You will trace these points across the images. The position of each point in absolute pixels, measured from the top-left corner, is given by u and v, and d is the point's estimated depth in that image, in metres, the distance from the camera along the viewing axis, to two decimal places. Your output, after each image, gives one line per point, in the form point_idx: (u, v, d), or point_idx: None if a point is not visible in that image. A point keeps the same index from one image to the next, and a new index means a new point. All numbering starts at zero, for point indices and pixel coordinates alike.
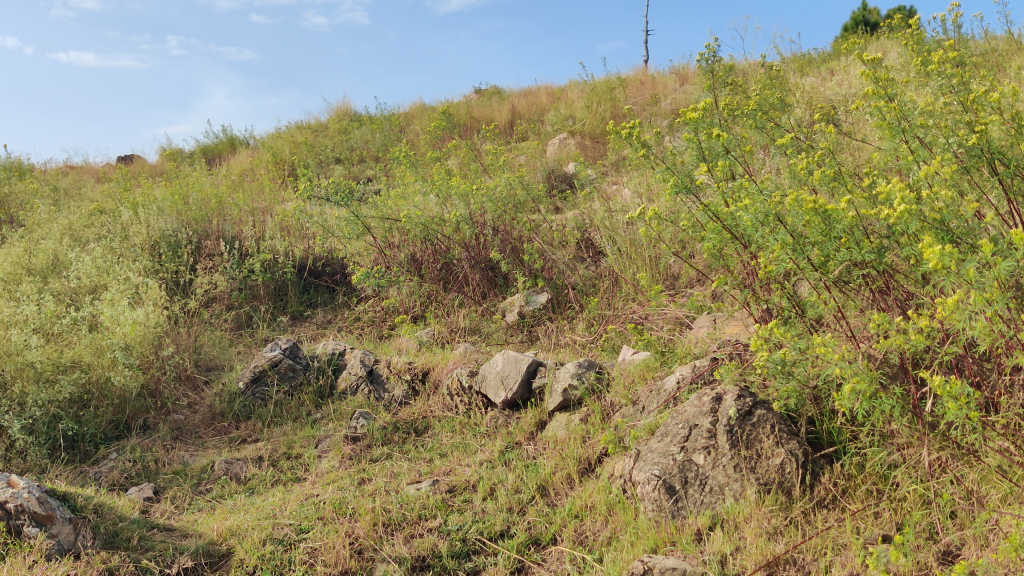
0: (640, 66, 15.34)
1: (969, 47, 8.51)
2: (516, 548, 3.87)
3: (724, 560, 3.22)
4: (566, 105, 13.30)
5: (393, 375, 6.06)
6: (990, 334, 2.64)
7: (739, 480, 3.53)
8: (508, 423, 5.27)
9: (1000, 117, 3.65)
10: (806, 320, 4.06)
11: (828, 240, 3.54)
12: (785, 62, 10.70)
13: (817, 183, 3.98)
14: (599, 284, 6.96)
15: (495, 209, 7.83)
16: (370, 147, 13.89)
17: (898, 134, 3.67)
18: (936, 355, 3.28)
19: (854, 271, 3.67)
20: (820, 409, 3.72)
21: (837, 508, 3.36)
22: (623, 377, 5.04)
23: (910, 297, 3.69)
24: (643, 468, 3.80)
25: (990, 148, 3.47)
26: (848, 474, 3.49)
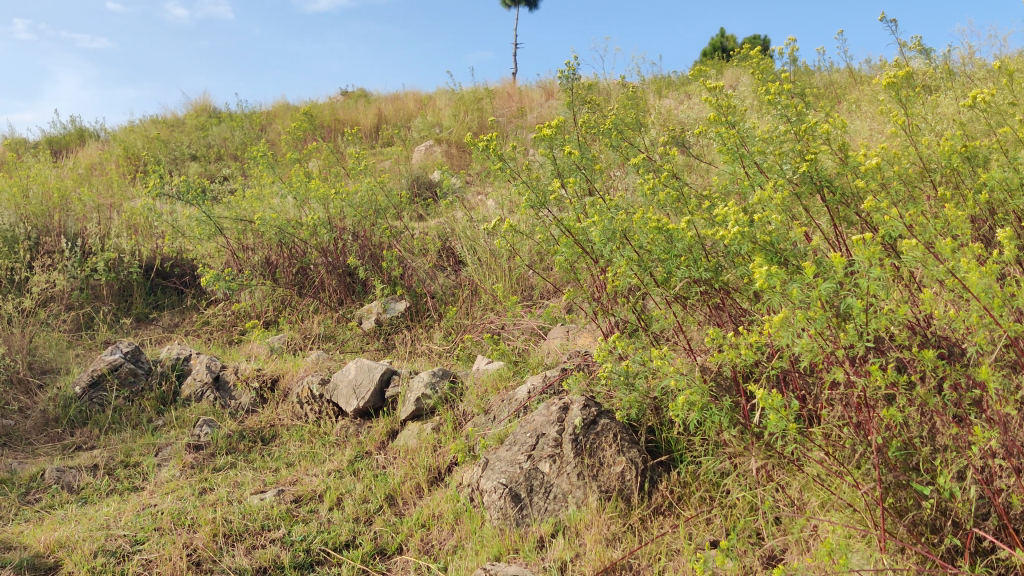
0: (509, 79, 15.52)
1: (816, 79, 9.02)
2: (360, 558, 3.85)
3: (563, 567, 3.31)
4: (433, 114, 13.30)
5: (240, 382, 5.90)
6: (811, 351, 2.79)
7: (581, 487, 3.61)
8: (359, 433, 5.22)
9: (831, 147, 3.87)
10: (651, 334, 4.20)
11: (669, 258, 3.69)
12: (645, 84, 11.04)
13: (663, 203, 4.13)
14: (458, 294, 6.99)
15: (355, 215, 7.76)
16: (228, 145, 13.51)
17: (738, 160, 3.85)
18: (765, 369, 3.45)
19: (693, 288, 3.83)
20: (659, 419, 3.85)
21: (672, 515, 3.49)
22: (476, 387, 5.07)
23: (745, 314, 3.87)
24: (490, 476, 3.85)
25: (819, 177, 3.67)
26: (684, 482, 3.62)
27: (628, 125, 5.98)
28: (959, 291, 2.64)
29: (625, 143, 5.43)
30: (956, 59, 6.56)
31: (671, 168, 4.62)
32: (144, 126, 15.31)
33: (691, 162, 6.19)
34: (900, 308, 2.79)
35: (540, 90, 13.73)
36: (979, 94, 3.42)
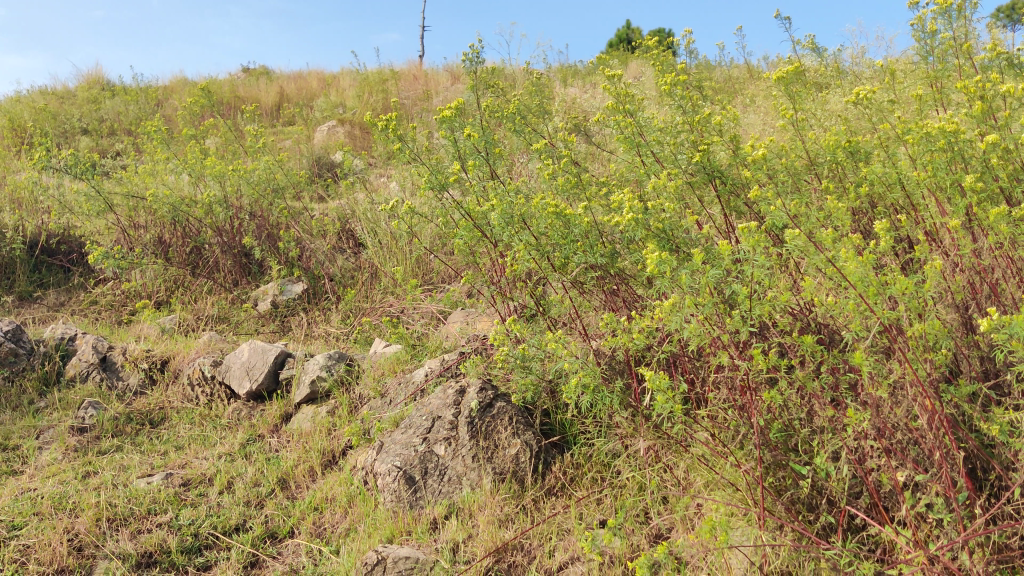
0: (415, 62, 15.39)
1: (716, 74, 9.23)
2: (250, 542, 3.80)
3: (456, 548, 3.33)
4: (336, 93, 13.11)
5: (128, 363, 5.72)
6: (698, 336, 2.87)
7: (476, 470, 3.63)
8: (251, 415, 5.13)
9: (724, 138, 3.97)
10: (547, 318, 4.24)
11: (566, 243, 3.73)
12: (551, 72, 11.10)
13: (562, 189, 4.17)
14: (358, 276, 6.93)
15: (253, 194, 7.59)
16: (122, 119, 13.02)
17: (634, 148, 3.90)
18: (656, 354, 3.52)
19: (589, 273, 3.88)
20: (555, 402, 3.90)
21: (564, 495, 3.54)
22: (372, 370, 5.04)
23: (639, 299, 3.95)
24: (385, 459, 3.84)
25: (712, 167, 3.76)
26: (576, 464, 3.68)
27: (530, 111, 6.01)
28: (838, 279, 2.75)
29: (526, 128, 5.46)
30: (845, 58, 6.80)
31: (571, 154, 4.67)
32: (31, 97, 14.63)
33: (592, 149, 6.26)
34: (783, 295, 2.89)
35: (446, 73, 13.67)
36: (862, 91, 3.56)
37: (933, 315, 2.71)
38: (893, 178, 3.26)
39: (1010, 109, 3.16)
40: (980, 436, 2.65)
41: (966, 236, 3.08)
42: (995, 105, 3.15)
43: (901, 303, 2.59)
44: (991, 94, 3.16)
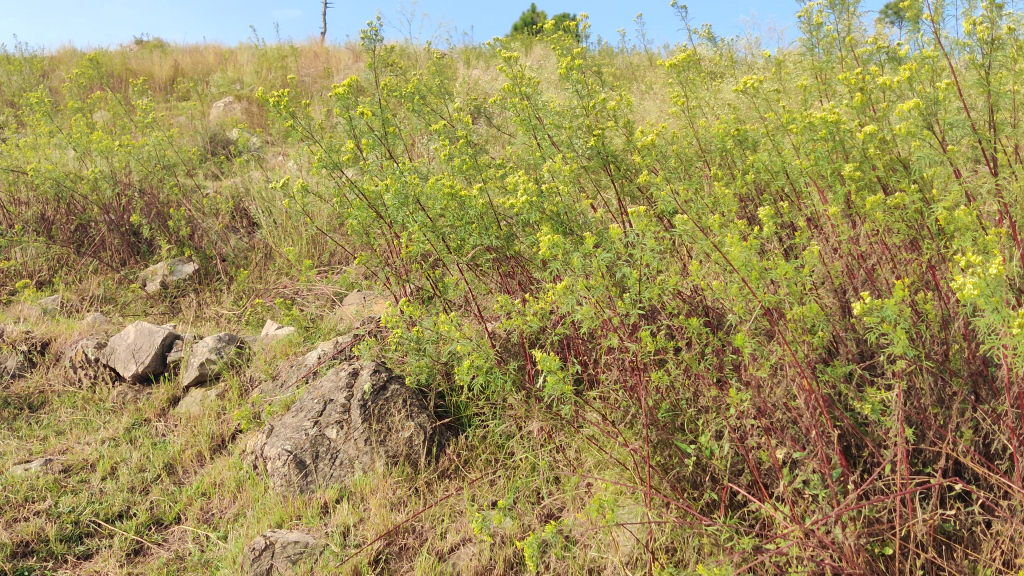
0: (316, 39, 15.09)
1: (617, 61, 9.32)
2: (134, 529, 3.69)
3: (346, 532, 3.30)
4: (233, 69, 12.76)
5: (6, 345, 5.46)
6: (590, 318, 2.89)
7: (368, 453, 3.60)
8: (137, 399, 4.97)
9: (618, 123, 4.02)
10: (443, 300, 4.22)
11: (461, 225, 3.71)
12: (454, 53, 11.02)
13: (458, 171, 4.14)
14: (251, 257, 6.77)
15: (142, 170, 7.33)
16: (4, 90, 12.38)
17: (530, 131, 3.89)
18: (549, 337, 3.54)
19: (484, 255, 3.87)
20: (449, 384, 3.88)
21: (457, 477, 3.53)
22: (264, 352, 4.94)
23: (533, 282, 3.96)
24: (275, 443, 3.77)
25: (607, 151, 3.79)
26: (471, 446, 3.67)
27: (429, 92, 5.96)
28: (723, 264, 2.81)
29: (425, 109, 5.42)
30: (738, 49, 6.97)
31: (468, 137, 4.65)
32: None
33: (491, 132, 6.26)
34: (671, 279, 2.94)
35: (347, 52, 13.46)
36: (750, 81, 3.64)
37: (812, 299, 2.81)
38: (777, 166, 3.36)
39: (887, 101, 3.28)
40: (854, 415, 2.76)
41: (845, 223, 3.20)
42: (873, 99, 3.27)
43: (783, 287, 2.66)
44: (870, 87, 3.28)
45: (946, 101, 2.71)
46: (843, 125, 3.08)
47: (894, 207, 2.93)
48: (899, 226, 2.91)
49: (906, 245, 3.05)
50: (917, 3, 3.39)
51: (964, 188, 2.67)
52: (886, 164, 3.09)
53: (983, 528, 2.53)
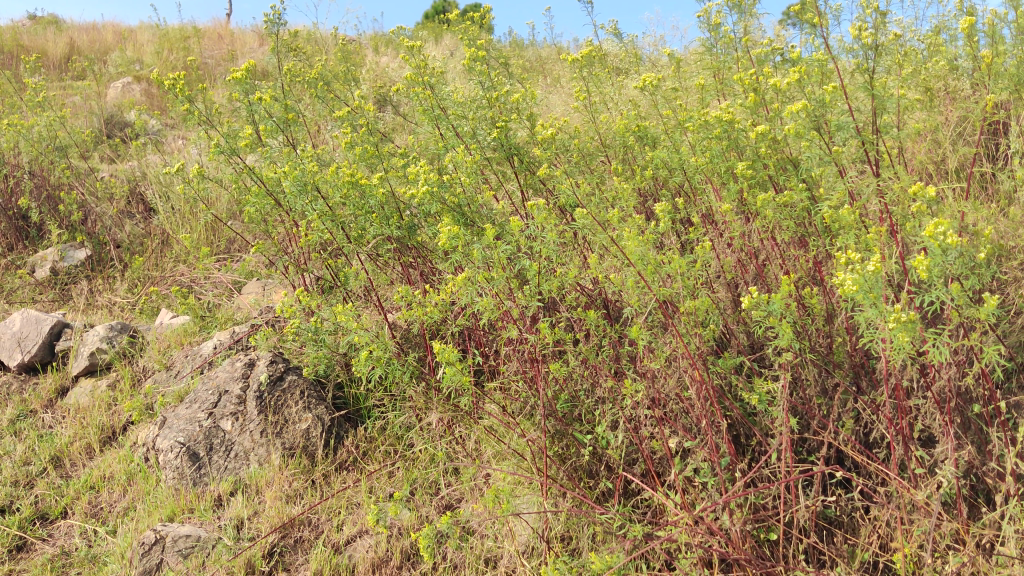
0: (220, 20, 14.70)
1: (526, 54, 9.35)
2: (17, 525, 3.56)
3: (240, 525, 3.25)
4: (132, 49, 12.33)
5: None
6: (488, 310, 2.89)
7: (264, 445, 3.54)
8: (23, 390, 4.78)
9: (521, 116, 4.03)
10: (343, 290, 4.17)
11: (361, 214, 3.67)
12: (363, 40, 10.89)
13: (359, 160, 4.09)
14: (147, 244, 6.56)
15: (31, 151, 7.03)
16: None
17: (432, 120, 3.86)
18: (449, 329, 3.54)
19: (384, 246, 3.83)
20: (349, 375, 3.84)
21: (355, 470, 3.50)
22: (158, 342, 4.81)
23: (434, 272, 3.95)
24: (167, 435, 3.68)
25: (509, 144, 3.79)
26: (370, 437, 3.64)
27: (334, 79, 5.87)
28: (620, 258, 2.84)
29: (329, 96, 5.33)
30: (642, 46, 7.07)
31: (372, 126, 4.60)
32: None
33: (397, 122, 6.21)
34: (569, 271, 2.97)
35: (252, 34, 13.15)
36: (649, 79, 3.70)
37: (705, 293, 2.87)
38: (675, 162, 3.42)
39: (780, 103, 3.38)
40: (744, 405, 2.84)
41: (739, 220, 3.28)
42: (765, 100, 3.37)
43: (677, 282, 2.71)
44: (763, 88, 3.37)
45: (832, 104, 2.80)
46: (737, 124, 3.16)
47: (784, 205, 3.01)
48: (788, 223, 3.00)
49: (795, 242, 3.15)
50: (811, 8, 3.49)
51: (848, 188, 2.77)
52: (776, 163, 3.18)
53: (862, 513, 2.64)
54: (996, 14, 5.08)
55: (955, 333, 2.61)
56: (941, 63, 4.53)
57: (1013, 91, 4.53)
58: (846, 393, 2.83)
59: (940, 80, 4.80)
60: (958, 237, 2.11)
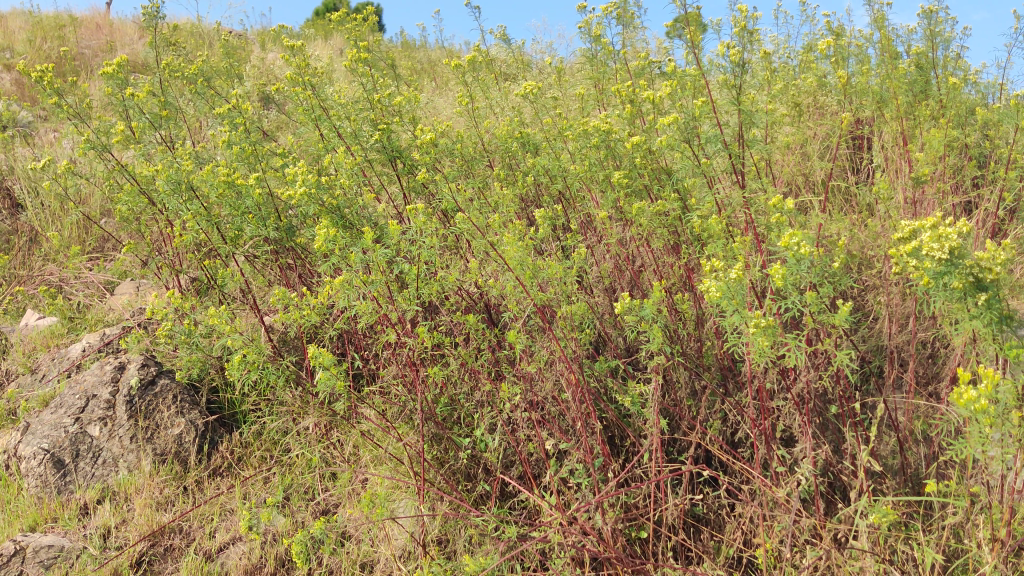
0: (98, 9, 14.12)
1: (417, 57, 9.33)
2: None
3: (107, 534, 3.14)
4: (2, 35, 11.73)
5: None
6: (366, 313, 2.87)
7: (134, 451, 3.43)
8: None
9: (404, 120, 4.02)
10: (219, 292, 4.08)
11: (237, 214, 3.59)
12: (250, 36, 10.65)
13: (238, 159, 4.01)
14: (14, 241, 6.27)
15: None
16: None
17: (313, 120, 3.80)
18: (328, 332, 3.51)
19: (262, 247, 3.76)
20: (224, 379, 3.75)
21: (229, 476, 3.43)
22: (22, 344, 4.61)
23: (314, 275, 3.91)
24: (30, 441, 3.53)
25: (391, 147, 3.67)
26: (245, 443, 3.58)
27: (215, 75, 5.73)
28: (498, 262, 2.87)
29: (209, 92, 5.21)
30: (531, 53, 7.16)
31: (253, 125, 4.52)
32: None
33: (281, 121, 6.10)
34: (448, 276, 2.98)
35: (132, 26, 12.69)
36: (530, 87, 3.75)
37: (581, 298, 2.93)
38: (555, 170, 3.48)
39: (655, 115, 3.48)
40: (618, 408, 2.91)
41: (616, 226, 3.36)
42: (641, 111, 3.47)
43: (552, 287, 2.76)
44: (639, 99, 3.47)
45: (702, 117, 2.90)
46: (614, 134, 3.23)
47: (658, 213, 3.10)
48: (661, 231, 3.09)
49: (669, 249, 3.25)
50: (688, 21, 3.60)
51: (716, 197, 2.88)
52: (649, 173, 3.28)
53: (727, 511, 2.74)
54: (860, 35, 5.35)
55: (814, 337, 2.74)
56: (810, 80, 4.74)
57: (875, 109, 4.78)
58: (714, 396, 2.93)
59: (809, 95, 5.02)
60: (811, 246, 2.23)
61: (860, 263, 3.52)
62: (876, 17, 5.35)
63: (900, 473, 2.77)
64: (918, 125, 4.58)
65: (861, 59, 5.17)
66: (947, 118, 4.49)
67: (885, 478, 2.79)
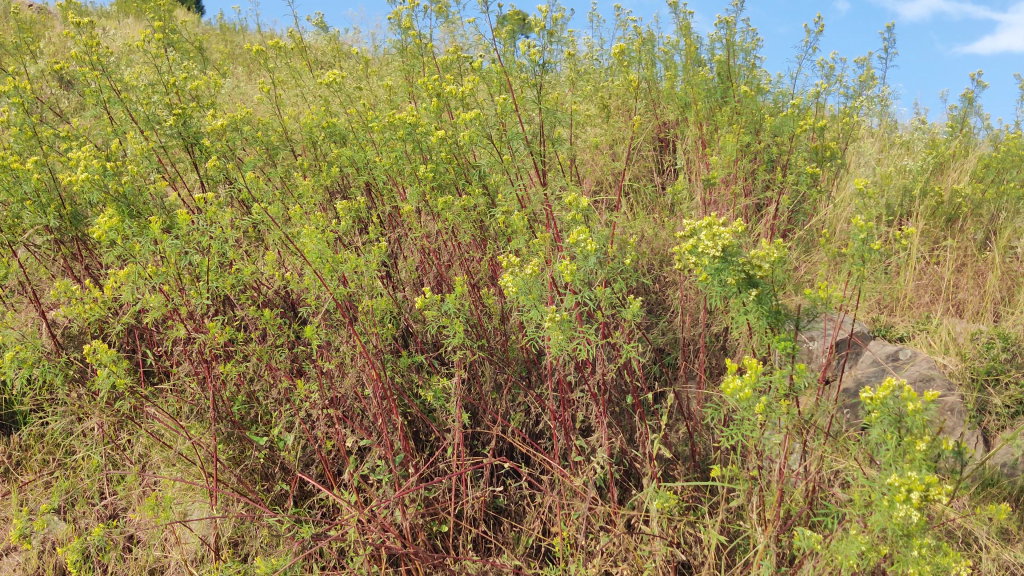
0: None
1: (232, 41, 8.97)
2: None
3: None
4: None
5: None
6: (151, 308, 2.71)
7: None
8: None
9: (203, 105, 3.84)
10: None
11: (14, 201, 3.33)
12: (47, 10, 9.93)
13: (17, 141, 3.71)
14: None
15: None
16: None
17: (100, 102, 3.56)
18: (118, 328, 3.31)
19: (44, 237, 3.52)
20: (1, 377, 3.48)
21: (5, 482, 3.21)
22: None
23: (105, 266, 3.70)
24: None
25: (187, 133, 3.49)
26: (24, 445, 3.34)
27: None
28: (296, 256, 2.78)
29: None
30: (349, 42, 7.03)
31: (38, 105, 4.20)
32: None
33: (77, 102, 5.72)
34: (244, 269, 2.87)
35: None
36: (335, 77, 3.66)
37: (383, 293, 2.89)
38: (361, 161, 3.43)
39: (462, 110, 3.49)
40: (421, 402, 2.91)
41: (423, 220, 3.34)
42: (448, 106, 3.47)
43: (352, 280, 2.70)
44: (446, 92, 3.45)
45: (505, 114, 2.92)
46: (419, 127, 3.21)
47: (464, 208, 3.10)
48: (466, 226, 3.10)
49: (475, 244, 3.26)
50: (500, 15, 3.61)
51: (518, 194, 2.91)
52: (454, 167, 3.27)
53: (527, 501, 2.80)
54: (666, 41, 5.56)
55: (610, 331, 2.82)
56: (617, 83, 4.88)
57: (679, 113, 4.99)
58: (516, 389, 2.98)
59: (616, 97, 5.18)
60: (596, 243, 2.36)
61: (659, 259, 3.67)
62: (680, 23, 5.57)
63: (690, 459, 2.91)
64: (716, 129, 4.82)
65: (667, 64, 5.38)
66: (741, 125, 4.74)
67: (676, 464, 2.93)
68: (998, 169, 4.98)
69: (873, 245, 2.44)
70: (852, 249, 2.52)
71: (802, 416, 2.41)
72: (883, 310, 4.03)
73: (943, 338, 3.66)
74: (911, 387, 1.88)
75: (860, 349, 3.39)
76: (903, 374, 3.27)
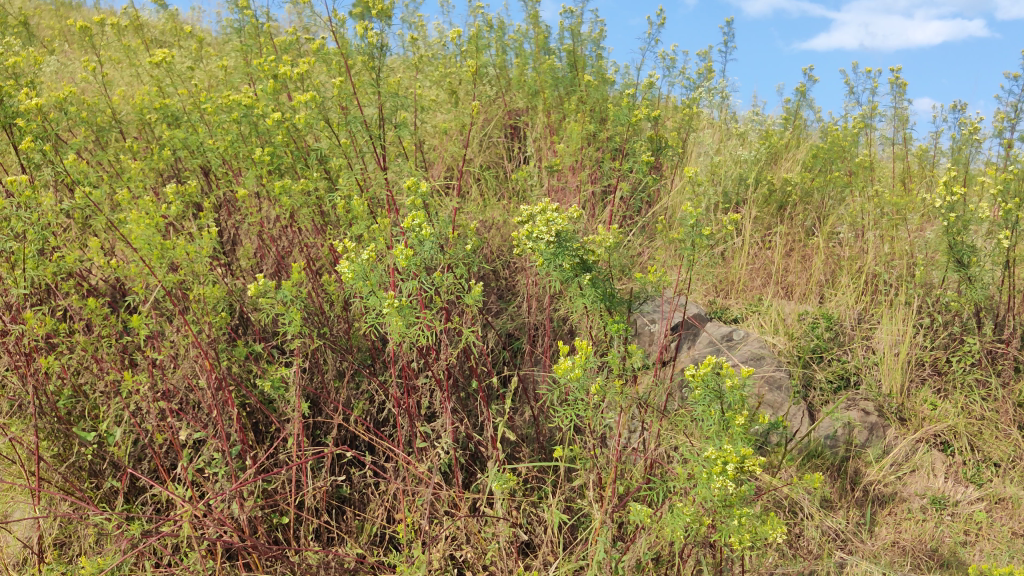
0: None
1: (56, 14, 8.43)
2: None
3: None
4: None
5: None
6: None
7: None
8: None
9: (22, 81, 3.61)
10: None
11: None
12: None
13: None
14: None
15: None
16: None
17: None
18: None
19: None
20: None
21: None
22: None
23: None
24: None
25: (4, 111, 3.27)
26: None
27: None
28: (122, 242, 2.65)
29: None
30: (186, 19, 6.74)
31: None
32: None
33: None
34: (66, 256, 2.72)
35: None
36: (167, 56, 3.51)
37: (218, 280, 2.80)
38: (195, 144, 3.30)
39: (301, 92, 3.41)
40: (260, 392, 2.85)
41: (262, 206, 3.26)
42: (287, 88, 3.38)
43: (182, 268, 2.61)
44: (285, 74, 3.36)
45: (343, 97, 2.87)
46: (255, 110, 3.12)
47: (303, 194, 3.04)
48: (305, 212, 3.04)
49: (317, 230, 3.21)
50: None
51: (358, 180, 2.87)
52: (293, 151, 3.20)
53: (370, 489, 2.79)
54: (514, 28, 5.60)
55: (452, 317, 2.83)
56: (465, 69, 4.88)
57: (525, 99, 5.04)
58: (358, 377, 2.95)
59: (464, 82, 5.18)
60: (431, 228, 2.38)
61: (505, 245, 3.71)
62: (527, 11, 5.62)
63: (534, 441, 2.97)
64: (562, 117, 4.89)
65: (513, 51, 5.41)
66: (586, 113, 4.83)
67: (521, 447, 2.98)
68: (824, 160, 5.28)
69: (702, 231, 2.53)
70: (684, 235, 2.61)
71: (637, 396, 2.49)
72: (718, 293, 4.21)
73: (773, 319, 3.85)
74: (729, 363, 1.98)
75: (697, 329, 3.52)
76: (736, 354, 3.41)
